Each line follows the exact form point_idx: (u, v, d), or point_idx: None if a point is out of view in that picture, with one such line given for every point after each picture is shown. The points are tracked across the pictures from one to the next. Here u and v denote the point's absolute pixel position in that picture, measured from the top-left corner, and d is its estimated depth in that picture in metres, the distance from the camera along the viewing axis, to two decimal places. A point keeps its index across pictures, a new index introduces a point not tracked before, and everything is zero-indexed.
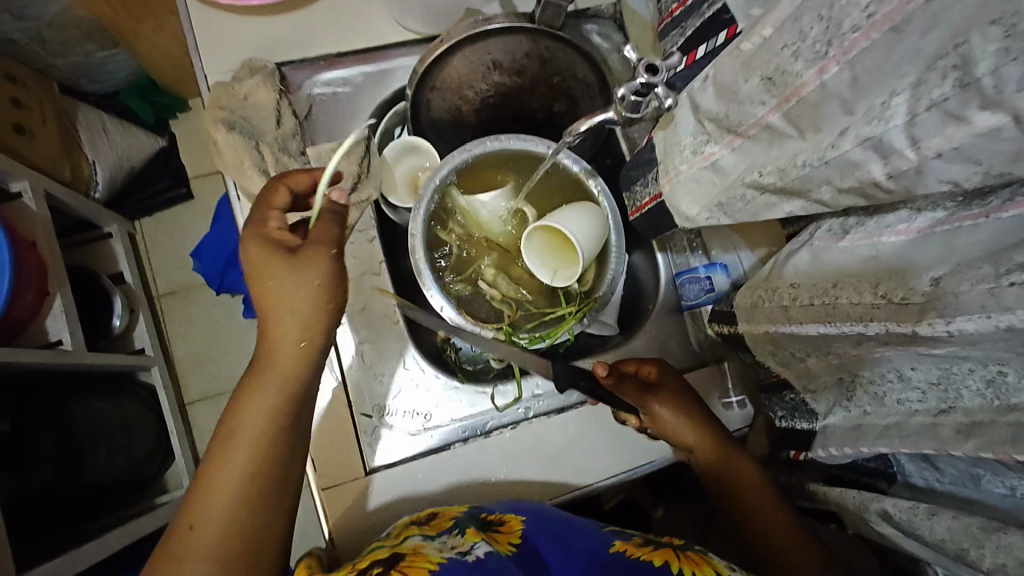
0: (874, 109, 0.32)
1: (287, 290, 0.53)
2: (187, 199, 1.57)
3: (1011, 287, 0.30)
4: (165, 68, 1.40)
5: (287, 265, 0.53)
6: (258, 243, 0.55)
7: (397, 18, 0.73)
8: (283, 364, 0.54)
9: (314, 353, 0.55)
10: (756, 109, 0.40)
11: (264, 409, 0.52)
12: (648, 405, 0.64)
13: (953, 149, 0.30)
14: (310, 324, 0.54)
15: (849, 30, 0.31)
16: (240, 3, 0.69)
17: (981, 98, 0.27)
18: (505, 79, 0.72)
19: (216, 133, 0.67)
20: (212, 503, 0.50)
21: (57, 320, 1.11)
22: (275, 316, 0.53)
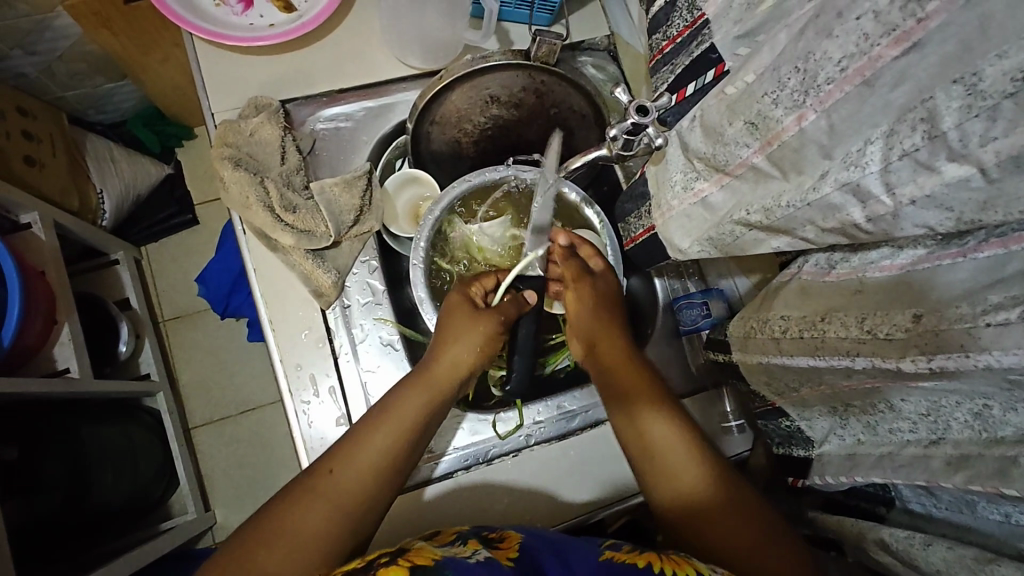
0: (851, 156, 0.35)
1: (462, 331, 0.63)
2: (192, 224, 1.59)
3: (988, 327, 0.33)
4: (172, 98, 1.44)
5: (469, 319, 0.64)
6: (460, 295, 0.66)
7: (399, 56, 0.76)
8: (439, 373, 0.62)
9: (464, 376, 0.63)
10: (741, 151, 0.43)
11: (417, 407, 0.59)
12: (580, 283, 0.66)
13: (925, 196, 0.32)
14: (472, 355, 0.63)
15: (824, 82, 0.34)
16: (246, 45, 0.72)
17: (949, 151, 0.30)
18: (503, 112, 0.73)
19: (222, 170, 0.69)
20: (353, 467, 0.55)
21: (64, 348, 1.12)
22: (446, 340, 0.63)
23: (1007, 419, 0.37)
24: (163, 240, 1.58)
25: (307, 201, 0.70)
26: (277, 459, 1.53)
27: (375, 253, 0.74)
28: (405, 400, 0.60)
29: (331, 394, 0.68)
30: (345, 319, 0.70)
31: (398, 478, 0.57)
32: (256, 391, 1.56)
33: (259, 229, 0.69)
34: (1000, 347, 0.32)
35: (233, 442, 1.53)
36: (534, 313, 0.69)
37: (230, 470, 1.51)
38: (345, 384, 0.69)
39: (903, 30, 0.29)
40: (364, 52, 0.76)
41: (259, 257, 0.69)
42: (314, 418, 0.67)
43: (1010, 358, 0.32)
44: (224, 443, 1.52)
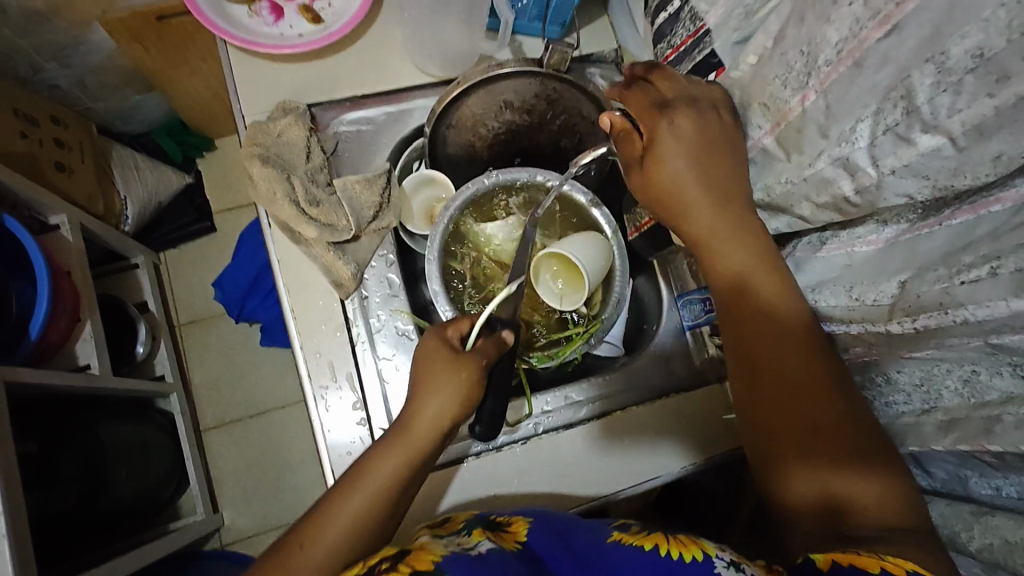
0: (844, 133, 0.43)
1: (439, 380, 0.63)
2: (210, 232, 1.64)
3: (963, 284, 0.40)
4: (194, 111, 1.50)
5: (449, 364, 0.63)
6: (435, 341, 0.65)
7: (417, 63, 0.81)
8: (413, 436, 0.61)
9: (444, 431, 0.63)
10: (755, 131, 0.53)
11: (393, 467, 0.60)
12: (655, 121, 0.56)
13: (904, 166, 0.40)
14: (453, 405, 0.62)
15: (823, 63, 0.44)
16: (275, 52, 0.77)
17: (923, 123, 0.38)
18: (516, 118, 0.78)
19: (251, 166, 0.73)
20: (327, 531, 0.56)
21: (83, 345, 1.16)
22: (420, 395, 0.63)
23: (993, 383, 0.42)
24: (183, 247, 1.63)
25: (331, 197, 0.74)
26: (285, 462, 1.55)
27: (392, 248, 0.77)
28: (379, 463, 0.60)
29: (348, 380, 0.71)
30: (363, 310, 0.73)
31: (373, 546, 0.58)
32: (266, 394, 1.59)
33: (283, 222, 0.73)
34: (974, 302, 0.40)
35: (240, 444, 1.56)
36: (511, 353, 0.67)
37: (239, 472, 1.54)
38: (364, 372, 0.72)
39: (885, 13, 0.39)
40: (386, 60, 0.81)
41: (282, 250, 0.73)
42: (331, 402, 0.70)
43: (983, 311, 0.40)
44: (234, 446, 1.55)
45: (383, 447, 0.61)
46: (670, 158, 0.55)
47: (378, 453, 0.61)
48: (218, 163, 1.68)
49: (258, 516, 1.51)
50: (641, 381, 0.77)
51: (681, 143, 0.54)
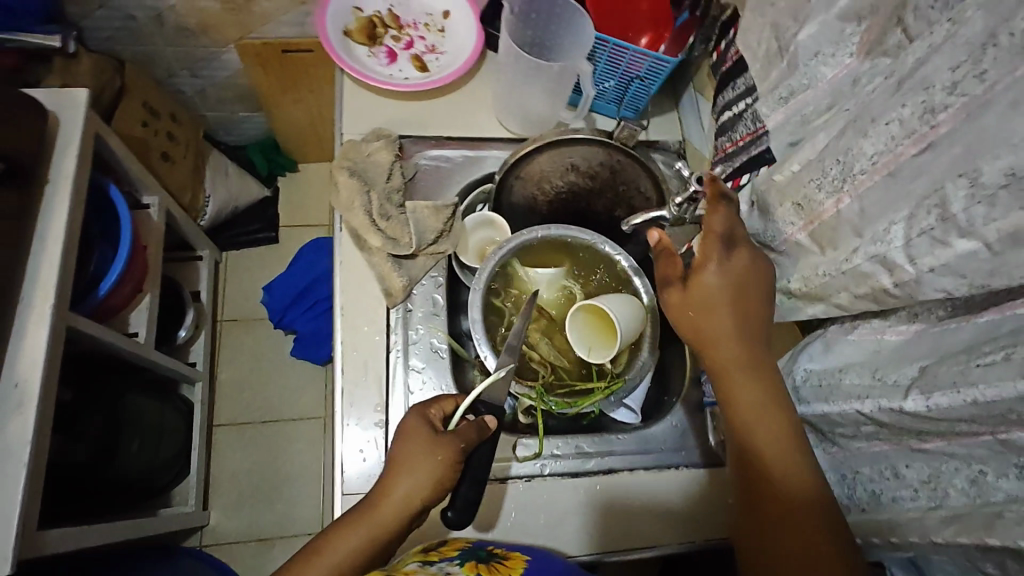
0: (879, 234, 0.48)
1: (413, 459, 0.63)
2: (272, 242, 1.77)
3: (979, 366, 0.42)
4: (290, 134, 1.68)
5: (427, 444, 0.64)
6: (418, 417, 0.67)
7: (500, 118, 0.91)
8: (380, 513, 0.62)
9: (413, 511, 0.63)
10: (788, 227, 0.59)
11: (354, 543, 0.62)
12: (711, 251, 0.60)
13: (942, 265, 0.43)
14: (423, 487, 0.63)
15: (858, 171, 0.49)
16: (388, 87, 0.88)
17: (961, 229, 0.41)
18: (580, 181, 0.85)
19: (339, 177, 0.81)
20: None
21: (138, 314, 1.24)
22: (393, 474, 0.63)
23: (999, 485, 0.43)
24: (244, 251, 1.75)
25: (400, 215, 0.81)
26: (283, 474, 1.58)
27: (443, 271, 0.82)
28: (341, 538, 0.62)
29: (376, 383, 0.75)
30: (404, 321, 0.78)
31: None
32: (284, 405, 1.64)
33: (354, 229, 0.80)
34: (985, 382, 0.41)
35: (247, 447, 1.60)
36: (492, 439, 0.67)
37: (239, 474, 1.57)
38: (392, 379, 0.75)
39: (920, 133, 0.44)
40: (474, 112, 0.91)
41: (346, 252, 0.80)
42: (356, 399, 0.74)
43: (992, 390, 0.40)
44: (239, 447, 1.59)
45: (347, 523, 0.63)
46: (708, 285, 0.60)
47: (343, 528, 0.63)
48: (297, 185, 1.84)
49: (245, 522, 1.53)
50: (652, 448, 0.78)
51: (723, 279, 0.60)
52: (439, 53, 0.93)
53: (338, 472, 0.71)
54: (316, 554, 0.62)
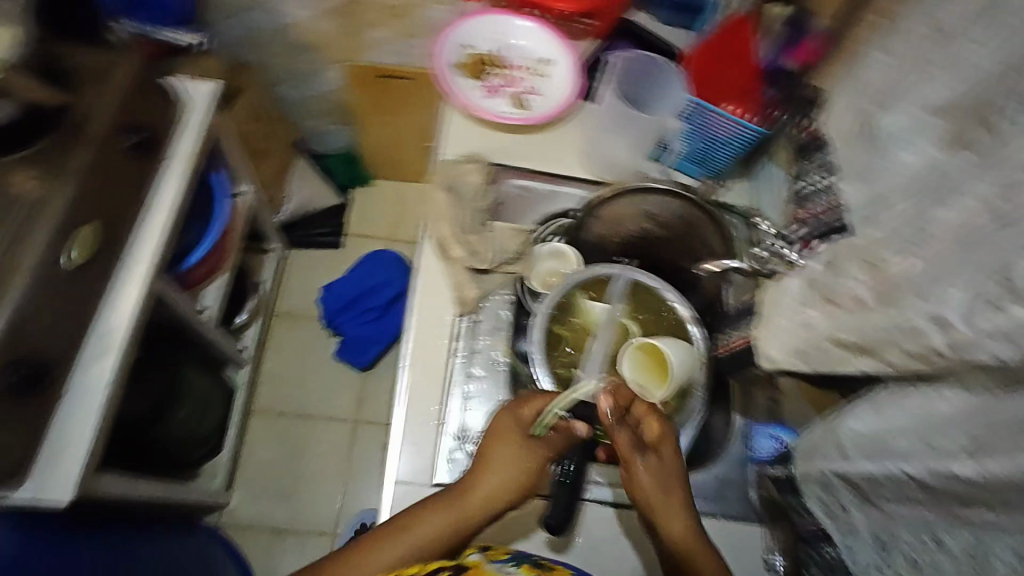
0: (938, 297, 0.49)
1: (506, 458, 0.71)
2: (335, 247, 1.87)
3: None
4: (374, 148, 1.82)
5: (520, 448, 0.72)
6: (510, 419, 0.73)
7: (583, 160, 0.97)
8: (469, 501, 0.70)
9: (497, 505, 0.71)
10: (850, 281, 0.60)
11: (442, 523, 0.68)
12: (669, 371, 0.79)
13: (997, 331, 0.42)
14: (511, 484, 0.71)
15: (932, 232, 0.52)
16: (487, 117, 0.96)
17: (1016, 294, 0.41)
18: (651, 228, 0.92)
19: (437, 194, 0.90)
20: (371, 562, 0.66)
21: (211, 290, 1.33)
22: (486, 468, 0.71)
23: None
24: (309, 251, 1.85)
25: (485, 232, 0.87)
26: (307, 468, 1.62)
27: (512, 292, 0.87)
28: (430, 516, 0.69)
29: (438, 385, 0.79)
30: (472, 331, 0.83)
31: None
32: (319, 402, 1.69)
33: (437, 238, 0.86)
34: None
35: (278, 437, 1.65)
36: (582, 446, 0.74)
37: (266, 461, 1.62)
38: (452, 384, 0.80)
39: (989, 203, 0.46)
40: (560, 151, 0.98)
41: (428, 260, 0.85)
42: (417, 396, 0.78)
43: None
44: (271, 436, 1.65)
45: (436, 504, 0.70)
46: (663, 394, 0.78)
47: (431, 508, 0.70)
48: (367, 198, 1.95)
49: (266, 509, 1.57)
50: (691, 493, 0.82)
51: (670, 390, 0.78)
52: (538, 94, 1.01)
53: (394, 462, 0.75)
54: (406, 528, 0.68)
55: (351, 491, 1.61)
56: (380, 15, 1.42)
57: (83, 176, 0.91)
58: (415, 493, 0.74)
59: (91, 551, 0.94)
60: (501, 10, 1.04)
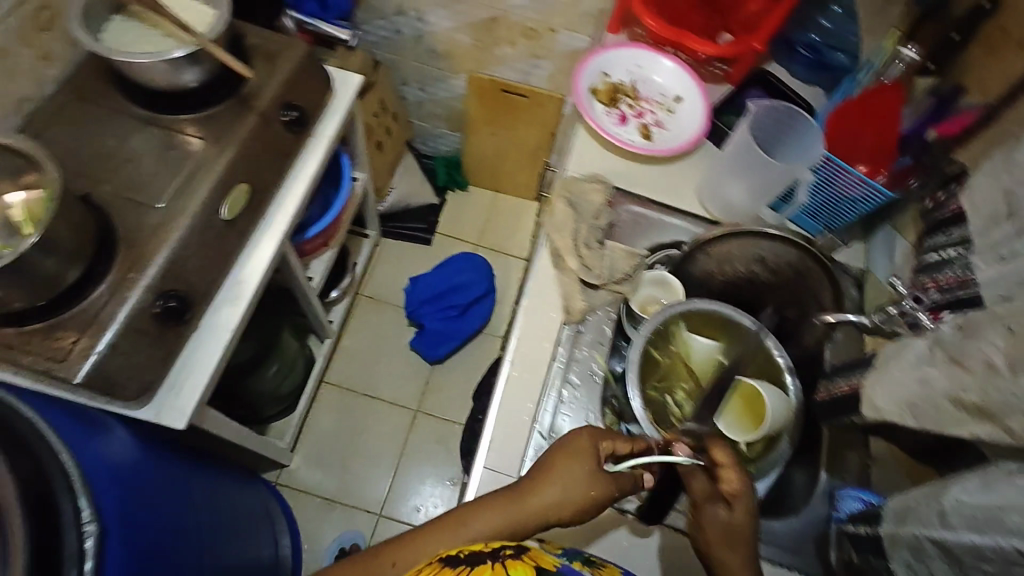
0: None
1: (570, 475, 0.70)
2: (425, 243, 1.95)
3: None
4: (479, 157, 1.91)
5: (584, 469, 0.71)
6: (584, 441, 0.73)
7: (700, 197, 1.00)
8: (524, 509, 0.69)
9: (552, 519, 0.70)
10: (986, 347, 0.55)
11: (493, 525, 0.68)
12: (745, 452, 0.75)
13: None
14: (568, 502, 0.70)
15: None
16: (611, 140, 1.01)
17: None
18: (760, 272, 0.93)
19: (556, 203, 0.93)
20: (419, 551, 0.67)
21: (317, 263, 1.43)
22: (547, 482, 0.70)
23: None
24: (400, 243, 1.95)
25: (600, 249, 0.90)
26: (365, 447, 1.69)
27: (616, 309, 0.90)
28: (484, 516, 0.68)
29: (536, 385, 0.83)
30: (573, 339, 0.86)
31: None
32: (387, 386, 1.77)
33: (553, 247, 0.91)
34: None
35: (343, 411, 1.73)
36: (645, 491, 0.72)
37: (329, 432, 1.70)
38: (547, 386, 0.83)
39: None
40: (678, 185, 1.01)
41: (543, 267, 0.90)
42: (516, 390, 0.82)
43: None
44: (337, 409, 1.73)
45: (490, 505, 0.69)
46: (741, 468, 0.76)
47: (484, 510, 0.69)
48: (462, 201, 2.03)
49: (320, 477, 1.65)
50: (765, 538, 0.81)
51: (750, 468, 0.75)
52: (663, 128, 1.05)
53: (487, 444, 0.79)
54: (457, 525, 0.68)
55: (401, 476, 1.67)
56: (516, 34, 1.53)
57: (249, 140, 1.04)
58: (500, 481, 0.77)
59: (190, 472, 1.03)
60: (639, 45, 1.09)
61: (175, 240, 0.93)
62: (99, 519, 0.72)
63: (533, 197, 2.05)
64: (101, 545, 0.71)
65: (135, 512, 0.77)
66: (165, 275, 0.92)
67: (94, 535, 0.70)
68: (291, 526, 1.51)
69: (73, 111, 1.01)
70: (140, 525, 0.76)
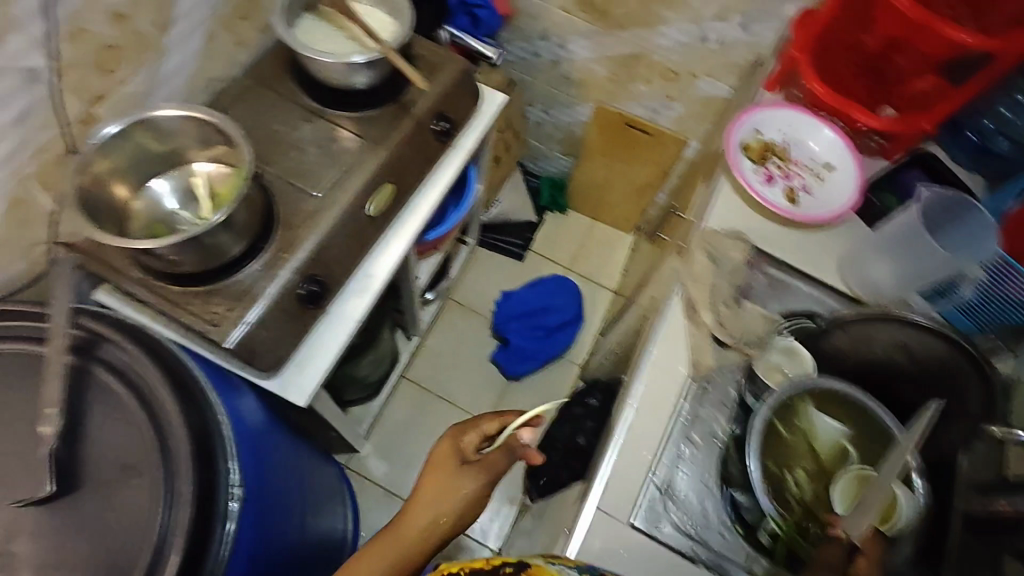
0: None
1: (440, 484, 0.80)
2: (518, 258, 1.98)
3: None
4: (587, 184, 1.92)
5: (449, 470, 0.82)
6: (445, 447, 0.84)
7: (842, 272, 0.97)
8: (407, 534, 0.77)
9: (439, 529, 0.79)
10: None
11: (384, 560, 0.75)
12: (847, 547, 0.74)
13: None
14: (447, 504, 0.79)
15: None
16: (758, 197, 0.99)
17: None
18: (901, 360, 0.90)
19: (697, 254, 0.93)
20: None
21: (426, 265, 1.47)
22: (420, 503, 0.79)
23: None
24: (494, 254, 1.98)
25: (735, 310, 0.90)
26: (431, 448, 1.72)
27: (742, 373, 0.88)
28: (372, 558, 0.75)
29: (659, 433, 0.84)
30: (697, 395, 0.86)
31: None
32: (461, 392, 1.79)
33: (688, 300, 0.92)
34: None
35: (416, 408, 1.76)
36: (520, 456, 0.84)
37: (399, 426, 1.74)
38: (669, 438, 0.84)
39: None
40: (820, 255, 0.99)
41: (675, 316, 0.92)
42: (638, 437, 0.84)
43: None
44: (410, 405, 1.77)
45: (373, 546, 0.77)
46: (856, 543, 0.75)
47: (367, 552, 0.77)
48: (561, 222, 2.05)
49: (384, 467, 1.69)
50: None
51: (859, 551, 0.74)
52: (810, 194, 1.03)
53: (602, 484, 0.81)
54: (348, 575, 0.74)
55: None
56: (655, 74, 1.54)
57: (402, 146, 1.09)
58: (612, 524, 0.79)
59: (291, 445, 1.06)
60: (798, 107, 1.07)
61: (327, 228, 0.98)
62: (244, 484, 0.74)
63: (630, 230, 2.04)
64: (244, 510, 0.73)
65: (266, 481, 0.79)
66: (313, 260, 0.97)
67: (240, 499, 0.72)
68: (352, 509, 1.52)
69: (252, 93, 1.09)
70: (268, 492, 0.78)
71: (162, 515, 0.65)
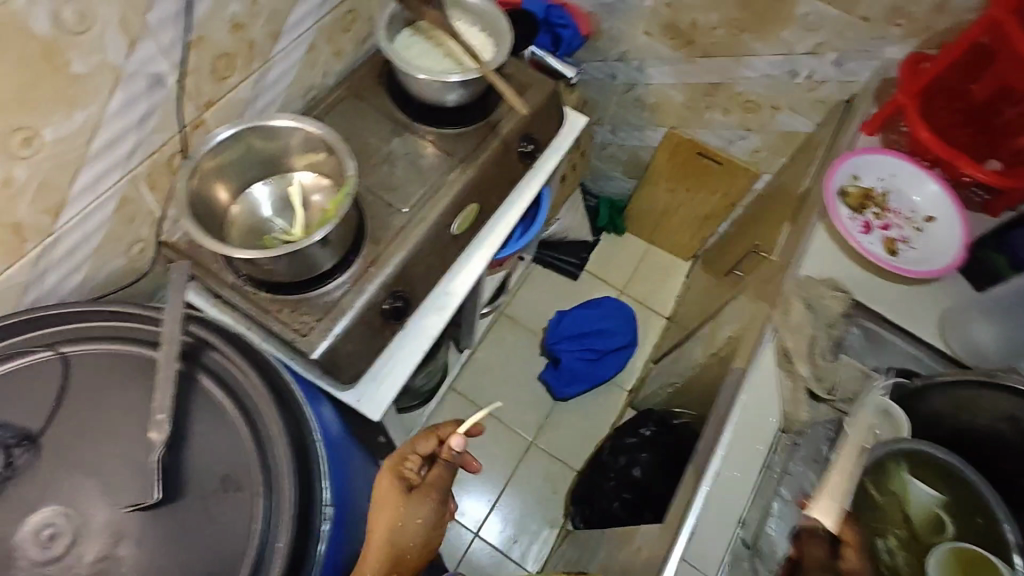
0: None
1: (389, 519, 0.75)
2: (572, 278, 1.97)
3: None
4: (649, 208, 1.90)
5: (398, 500, 0.76)
6: (388, 478, 0.78)
7: (941, 330, 0.93)
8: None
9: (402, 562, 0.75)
10: None
11: None
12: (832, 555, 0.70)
13: None
14: (406, 535, 0.75)
15: None
16: (858, 244, 0.96)
17: None
18: (1005, 429, 0.83)
19: (793, 302, 0.91)
20: None
21: (491, 282, 1.47)
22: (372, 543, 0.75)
23: None
24: (548, 272, 1.97)
25: (831, 365, 0.87)
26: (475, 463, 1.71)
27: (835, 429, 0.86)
28: None
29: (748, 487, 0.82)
30: (789, 452, 0.84)
31: None
32: (508, 409, 1.78)
33: (782, 349, 0.89)
34: None
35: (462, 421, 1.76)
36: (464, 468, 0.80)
37: None
38: (758, 493, 0.81)
39: None
40: (918, 312, 0.95)
41: (767, 364, 0.89)
42: (724, 488, 0.81)
43: None
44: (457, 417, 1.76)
45: None
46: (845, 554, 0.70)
47: None
48: (617, 244, 2.03)
49: None
50: None
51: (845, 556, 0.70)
52: (910, 245, 1.00)
53: (687, 535, 0.78)
54: None
55: (505, 502, 1.67)
56: (735, 105, 1.51)
57: (489, 166, 1.08)
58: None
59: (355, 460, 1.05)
60: (900, 155, 1.04)
61: (414, 244, 0.98)
62: (334, 503, 0.74)
63: (687, 257, 2.00)
64: (333, 530, 0.73)
65: (350, 499, 0.80)
66: (399, 276, 0.97)
67: (331, 519, 0.73)
68: None
69: (346, 104, 1.10)
70: (352, 513, 0.79)
71: (260, 524, 0.65)
